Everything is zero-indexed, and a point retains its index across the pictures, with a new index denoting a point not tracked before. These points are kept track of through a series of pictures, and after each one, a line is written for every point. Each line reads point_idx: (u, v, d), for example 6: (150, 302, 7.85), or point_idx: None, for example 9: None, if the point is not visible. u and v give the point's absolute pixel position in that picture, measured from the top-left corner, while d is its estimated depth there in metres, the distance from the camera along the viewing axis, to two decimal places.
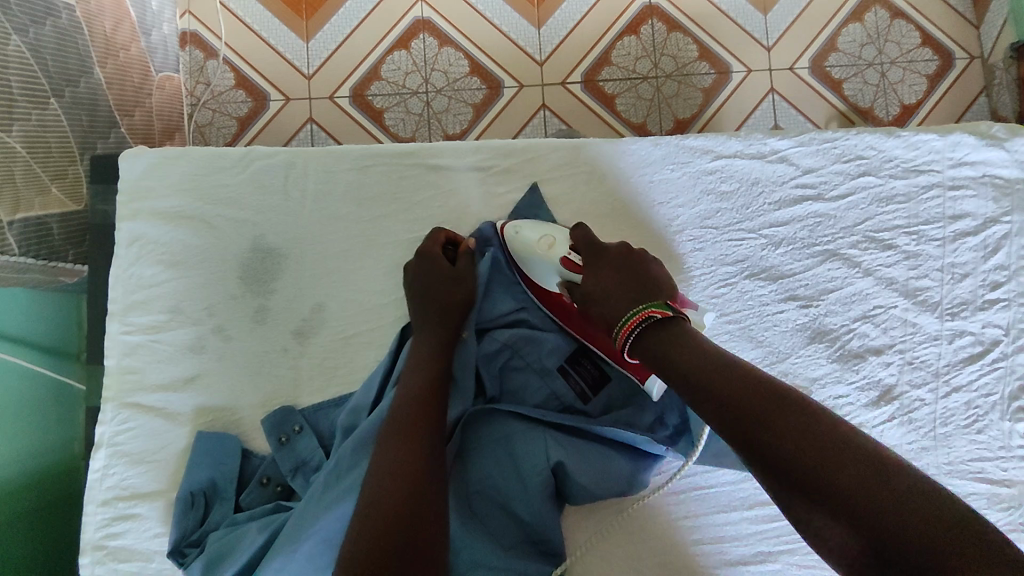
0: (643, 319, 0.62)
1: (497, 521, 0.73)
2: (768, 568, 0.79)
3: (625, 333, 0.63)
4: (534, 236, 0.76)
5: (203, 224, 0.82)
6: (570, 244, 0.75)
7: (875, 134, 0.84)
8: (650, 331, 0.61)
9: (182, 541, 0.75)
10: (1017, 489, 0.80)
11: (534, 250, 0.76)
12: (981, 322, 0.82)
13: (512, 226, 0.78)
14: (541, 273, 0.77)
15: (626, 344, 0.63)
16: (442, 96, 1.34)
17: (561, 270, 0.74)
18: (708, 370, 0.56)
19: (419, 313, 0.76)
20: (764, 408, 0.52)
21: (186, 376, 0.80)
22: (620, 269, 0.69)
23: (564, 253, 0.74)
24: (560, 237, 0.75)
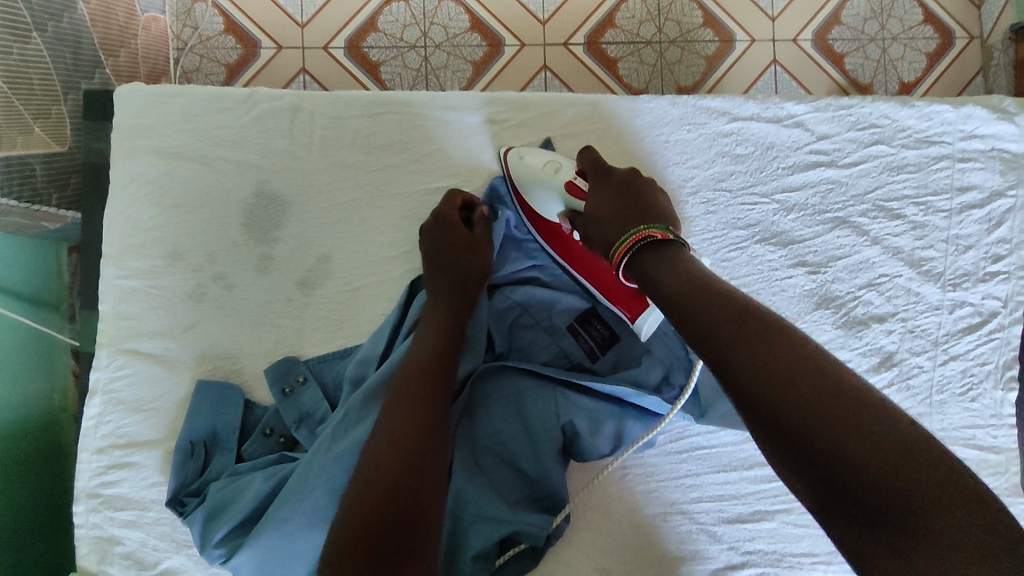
0: (638, 241, 0.62)
1: (503, 477, 0.73)
2: (763, 526, 0.81)
3: (620, 254, 0.63)
4: (539, 163, 0.76)
5: (204, 167, 0.79)
6: (575, 170, 0.75)
7: (890, 103, 0.84)
8: (648, 251, 0.61)
9: (181, 491, 0.74)
10: (1004, 455, 0.82)
11: (537, 174, 0.76)
12: (981, 294, 0.84)
13: (517, 153, 0.78)
14: (543, 199, 0.76)
15: (620, 264, 0.63)
16: (441, 52, 1.30)
17: (563, 194, 0.74)
18: (709, 307, 0.54)
19: (432, 273, 0.74)
20: (761, 348, 0.50)
21: (185, 324, 0.78)
22: (622, 192, 0.69)
23: (570, 176, 0.74)
24: (566, 164, 0.75)
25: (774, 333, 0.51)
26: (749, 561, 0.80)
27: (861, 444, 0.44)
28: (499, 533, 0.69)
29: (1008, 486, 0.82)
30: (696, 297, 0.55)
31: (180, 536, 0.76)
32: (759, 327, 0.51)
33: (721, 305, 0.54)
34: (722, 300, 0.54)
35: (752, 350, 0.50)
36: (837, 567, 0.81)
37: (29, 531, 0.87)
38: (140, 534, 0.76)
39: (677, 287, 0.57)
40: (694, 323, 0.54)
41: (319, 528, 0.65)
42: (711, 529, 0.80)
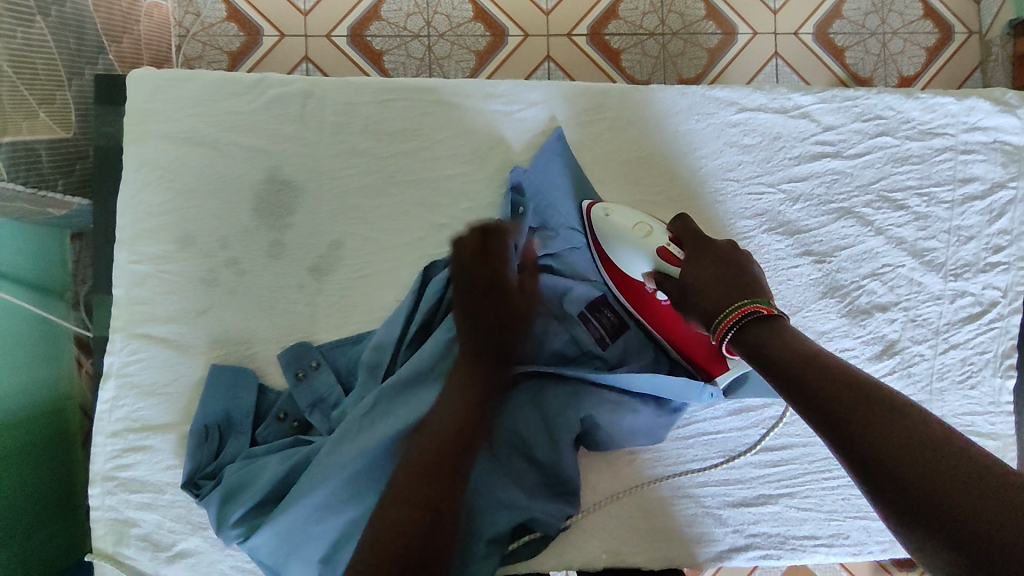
0: (745, 314, 0.55)
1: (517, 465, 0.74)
2: (767, 510, 0.83)
3: (725, 328, 0.56)
4: (630, 223, 0.73)
5: (216, 153, 0.80)
6: (669, 236, 0.70)
7: (894, 95, 0.86)
8: (753, 325, 0.55)
9: (196, 473, 0.75)
10: (1000, 441, 0.85)
11: (628, 235, 0.73)
12: (982, 283, 0.85)
13: (603, 208, 0.76)
14: (629, 259, 0.73)
15: (723, 340, 0.57)
16: (445, 41, 1.31)
17: (655, 260, 0.70)
18: (830, 386, 0.49)
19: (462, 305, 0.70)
20: (895, 435, 0.44)
21: (198, 309, 0.79)
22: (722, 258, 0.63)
23: (663, 242, 0.70)
24: (658, 228, 0.72)
25: (909, 421, 0.45)
26: (753, 544, 0.82)
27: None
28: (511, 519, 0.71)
29: None
30: (812, 373, 0.50)
31: (196, 519, 0.77)
32: (890, 411, 0.46)
33: (846, 386, 0.48)
34: (844, 379, 0.49)
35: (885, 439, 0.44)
36: (838, 550, 0.83)
37: (38, 518, 0.87)
38: (155, 517, 0.76)
39: (787, 360, 0.52)
40: (808, 400, 0.49)
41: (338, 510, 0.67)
42: (716, 512, 0.82)
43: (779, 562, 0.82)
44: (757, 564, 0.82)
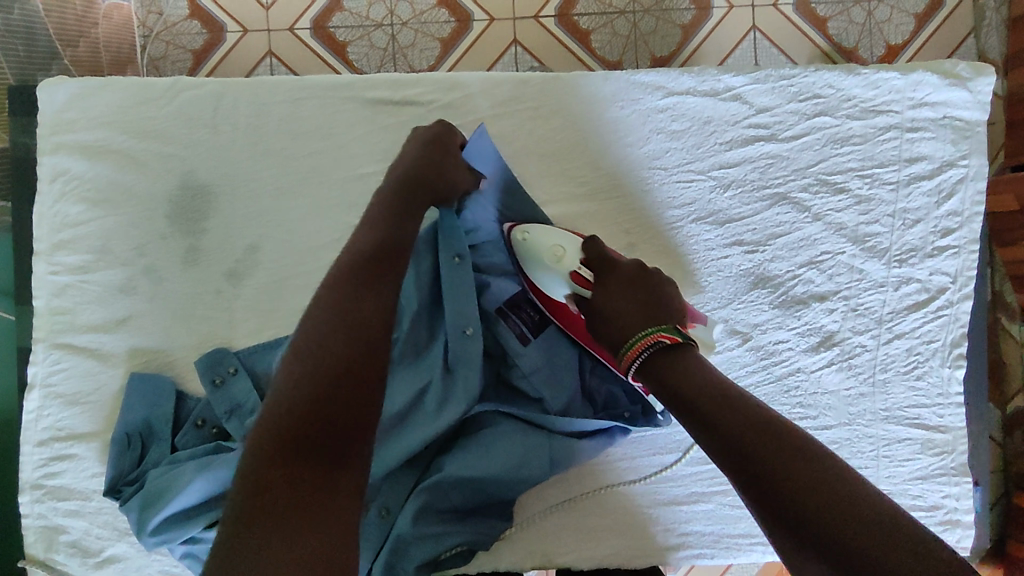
0: (651, 344, 0.61)
1: (458, 493, 0.73)
2: (700, 508, 0.80)
3: (631, 357, 0.62)
4: (544, 245, 0.73)
5: (130, 160, 0.79)
6: (580, 257, 0.72)
7: (834, 72, 0.80)
8: (660, 354, 0.60)
9: (120, 480, 0.75)
10: (951, 435, 0.81)
11: (541, 258, 0.74)
12: (929, 269, 0.81)
13: (519, 230, 0.75)
14: (548, 283, 0.75)
15: (631, 369, 0.62)
16: (409, 30, 1.28)
17: (570, 284, 0.72)
18: (733, 417, 0.53)
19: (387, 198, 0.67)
20: (787, 460, 0.49)
21: (118, 318, 0.79)
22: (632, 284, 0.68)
23: (575, 267, 0.72)
24: (571, 249, 0.73)
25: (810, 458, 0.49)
26: (686, 543, 0.80)
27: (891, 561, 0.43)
28: (443, 541, 0.72)
29: (955, 466, 0.80)
30: (717, 405, 0.54)
31: (121, 525, 0.78)
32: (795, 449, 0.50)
33: (742, 414, 0.53)
34: (741, 409, 0.53)
35: (783, 465, 0.49)
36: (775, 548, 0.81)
37: None
38: (83, 523, 0.78)
39: (687, 386, 0.57)
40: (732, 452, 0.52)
41: None
42: (645, 511, 0.80)
43: (713, 560, 0.80)
44: (691, 563, 0.80)
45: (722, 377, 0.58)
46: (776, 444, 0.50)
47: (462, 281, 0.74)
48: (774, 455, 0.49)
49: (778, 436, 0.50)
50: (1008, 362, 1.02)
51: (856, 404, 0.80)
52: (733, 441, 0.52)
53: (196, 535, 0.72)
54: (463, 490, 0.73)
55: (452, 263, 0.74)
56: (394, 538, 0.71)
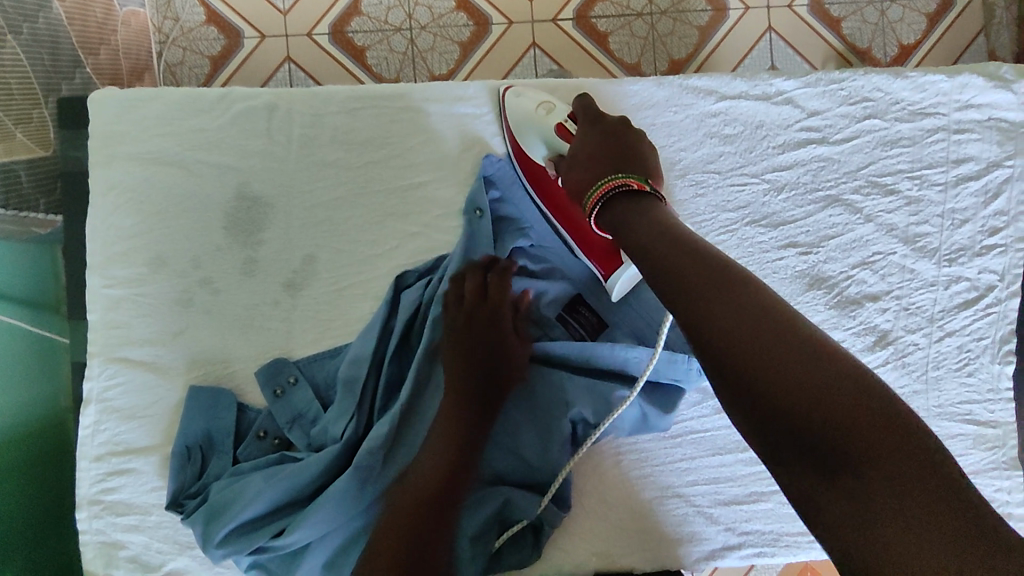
0: (613, 190, 0.62)
1: (506, 464, 0.75)
2: (760, 507, 0.81)
3: (595, 202, 0.63)
4: (532, 104, 0.75)
5: (183, 171, 0.78)
6: (568, 113, 0.74)
7: (883, 75, 0.82)
8: (621, 201, 0.62)
9: (180, 494, 0.75)
10: (1002, 429, 0.82)
11: (529, 117, 0.75)
12: (978, 268, 0.82)
13: (514, 91, 0.78)
14: (530, 139, 0.76)
15: (593, 213, 0.64)
16: (428, 34, 1.26)
17: (550, 136, 0.74)
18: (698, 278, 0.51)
19: (456, 358, 0.74)
20: (748, 326, 0.47)
21: (173, 330, 0.78)
22: (607, 144, 0.69)
23: (560, 120, 0.73)
24: (559, 107, 0.75)
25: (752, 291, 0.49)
26: (746, 542, 0.81)
27: (849, 427, 0.41)
28: (484, 512, 0.72)
29: (1006, 460, 0.82)
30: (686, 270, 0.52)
31: (183, 538, 0.76)
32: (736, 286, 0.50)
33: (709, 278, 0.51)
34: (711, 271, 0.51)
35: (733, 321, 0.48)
36: None
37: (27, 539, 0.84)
38: (143, 538, 0.76)
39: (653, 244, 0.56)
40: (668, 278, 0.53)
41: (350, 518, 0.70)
42: (705, 510, 0.81)
43: (774, 558, 0.81)
44: (752, 562, 0.81)
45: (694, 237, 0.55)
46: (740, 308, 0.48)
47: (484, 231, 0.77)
48: (739, 320, 0.47)
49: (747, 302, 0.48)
50: None
51: (910, 401, 0.81)
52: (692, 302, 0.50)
53: (262, 546, 0.70)
54: (513, 467, 0.75)
55: (475, 217, 0.77)
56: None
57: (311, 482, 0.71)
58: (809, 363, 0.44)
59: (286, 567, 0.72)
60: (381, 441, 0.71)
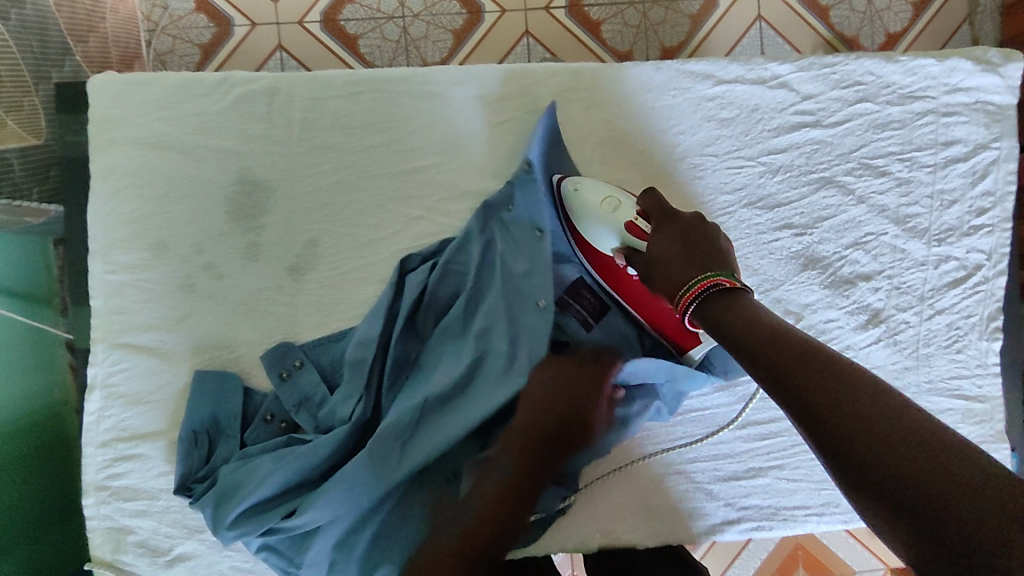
0: (708, 287, 0.58)
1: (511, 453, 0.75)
2: (758, 483, 0.83)
3: (687, 302, 0.59)
4: (597, 197, 0.72)
5: (185, 156, 0.78)
6: (637, 210, 0.70)
7: (875, 59, 0.83)
8: (716, 298, 0.57)
9: (188, 478, 0.75)
10: (989, 404, 0.85)
11: (595, 211, 0.72)
12: (966, 247, 0.85)
13: (573, 182, 0.75)
14: (598, 234, 0.72)
15: (685, 314, 0.59)
16: (421, 22, 1.26)
17: (621, 234, 0.70)
18: (818, 378, 0.48)
19: (533, 407, 0.69)
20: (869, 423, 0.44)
21: (178, 315, 0.78)
22: (679, 233, 0.64)
23: (632, 217, 0.69)
24: (627, 201, 0.71)
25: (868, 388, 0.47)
26: (744, 516, 0.83)
27: (1018, 534, 0.37)
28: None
29: (993, 433, 0.85)
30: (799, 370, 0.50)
31: (192, 523, 0.77)
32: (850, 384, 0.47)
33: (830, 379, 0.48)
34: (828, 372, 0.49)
35: (852, 422, 0.45)
36: (829, 518, 0.84)
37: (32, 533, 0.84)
38: (151, 523, 0.77)
39: (763, 342, 0.53)
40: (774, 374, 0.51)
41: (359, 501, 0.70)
42: (704, 486, 0.83)
43: (771, 532, 0.83)
44: (750, 535, 0.83)
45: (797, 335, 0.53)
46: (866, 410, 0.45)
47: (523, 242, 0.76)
48: (863, 421, 0.45)
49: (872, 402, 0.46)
50: None
51: (901, 377, 0.84)
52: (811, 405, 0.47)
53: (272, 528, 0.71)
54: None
55: (537, 238, 0.74)
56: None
57: (321, 463, 0.72)
58: (955, 471, 0.40)
59: (298, 548, 0.73)
60: (398, 430, 0.70)
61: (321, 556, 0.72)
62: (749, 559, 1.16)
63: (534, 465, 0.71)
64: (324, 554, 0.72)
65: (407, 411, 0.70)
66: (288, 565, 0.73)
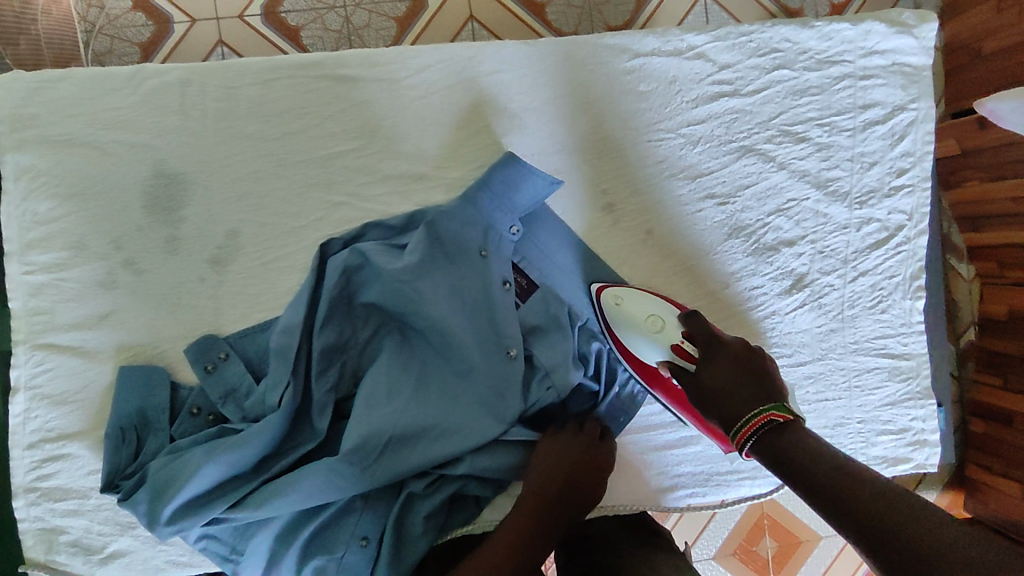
0: (764, 422, 0.62)
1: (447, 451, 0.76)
2: (688, 450, 0.85)
3: (744, 436, 0.63)
4: (641, 314, 0.77)
5: (98, 152, 0.77)
6: (682, 331, 0.75)
7: (790, 26, 0.83)
8: (770, 433, 0.62)
9: (115, 476, 0.74)
10: (914, 361, 0.87)
11: (640, 327, 0.77)
12: (887, 209, 0.86)
13: (613, 293, 0.79)
14: (642, 348, 0.77)
15: (743, 447, 0.63)
16: (363, 11, 1.17)
17: (669, 353, 0.75)
18: (897, 528, 0.51)
19: (557, 460, 0.74)
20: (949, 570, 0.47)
21: (101, 313, 0.77)
22: (739, 362, 0.68)
23: (678, 340, 0.75)
24: (670, 321, 0.76)
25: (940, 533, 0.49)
26: (679, 484, 0.84)
27: None
28: (439, 496, 0.75)
29: (920, 388, 0.87)
30: (868, 509, 0.53)
31: (123, 519, 0.77)
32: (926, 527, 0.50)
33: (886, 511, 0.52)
34: (886, 499, 0.53)
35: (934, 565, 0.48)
36: (762, 481, 0.86)
37: None
38: (83, 522, 0.76)
39: (829, 483, 0.56)
40: (850, 518, 0.54)
41: (286, 496, 0.69)
42: (638, 456, 0.84)
43: (705, 498, 0.85)
44: (684, 502, 0.85)
45: (870, 473, 0.57)
46: (946, 550, 0.48)
47: (475, 267, 0.77)
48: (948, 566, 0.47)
49: (950, 534, 0.49)
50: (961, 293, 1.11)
51: (828, 339, 0.85)
52: (907, 572, 0.49)
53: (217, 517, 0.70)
54: (464, 449, 0.74)
55: (503, 290, 0.77)
56: (405, 494, 0.74)
57: (254, 455, 0.71)
58: None
59: (241, 535, 0.73)
60: (367, 448, 0.71)
61: (262, 545, 0.72)
62: (716, 531, 1.17)
63: (552, 518, 0.72)
64: (264, 542, 0.72)
65: (375, 430, 0.71)
66: (230, 553, 0.73)
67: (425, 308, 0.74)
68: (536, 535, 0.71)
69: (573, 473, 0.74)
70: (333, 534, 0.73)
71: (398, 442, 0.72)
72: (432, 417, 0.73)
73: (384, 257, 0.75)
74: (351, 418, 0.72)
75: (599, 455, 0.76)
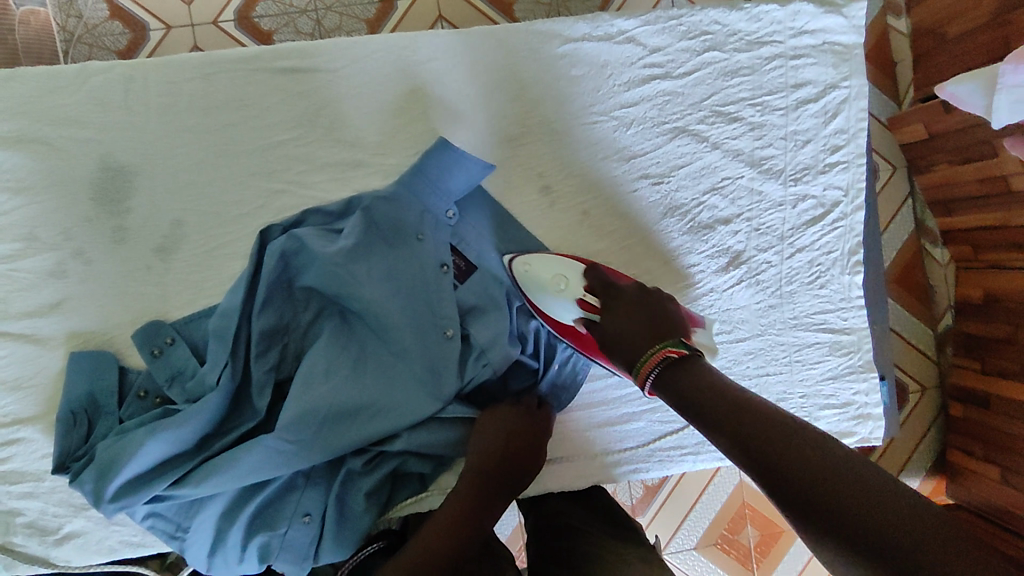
0: (662, 358, 0.67)
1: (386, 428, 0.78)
2: (632, 427, 0.86)
3: (647, 370, 0.68)
4: (546, 275, 0.79)
5: (45, 147, 0.80)
6: (583, 284, 0.78)
7: (719, 8, 0.85)
8: (667, 369, 0.66)
9: (67, 457, 0.76)
10: (856, 335, 0.88)
11: (547, 289, 0.79)
12: (822, 185, 0.87)
13: (522, 262, 0.81)
14: (554, 310, 0.79)
15: (645, 384, 0.68)
16: (334, 14, 1.16)
17: (579, 309, 0.77)
18: (776, 445, 0.56)
19: (493, 435, 0.75)
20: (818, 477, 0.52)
21: (53, 302, 0.80)
22: (640, 308, 0.73)
23: (582, 293, 0.77)
24: (573, 277, 0.79)
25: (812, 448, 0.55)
26: (623, 459, 0.86)
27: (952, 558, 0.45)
28: (378, 473, 0.77)
29: (863, 362, 0.88)
30: (757, 428, 0.58)
31: (76, 500, 0.80)
32: (802, 443, 0.55)
33: (831, 478, 0.52)
34: (801, 443, 0.55)
35: (806, 473, 0.53)
36: (705, 456, 0.88)
37: None
38: (38, 504, 0.79)
39: (721, 407, 0.61)
40: (736, 437, 0.58)
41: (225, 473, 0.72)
42: (582, 433, 0.86)
43: (648, 473, 0.87)
44: (629, 477, 0.87)
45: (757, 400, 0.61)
46: (820, 464, 0.53)
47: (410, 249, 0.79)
48: (818, 475, 0.53)
49: (826, 452, 0.54)
50: (936, 277, 1.16)
51: (767, 315, 0.87)
52: (783, 478, 0.54)
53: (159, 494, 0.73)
54: (401, 424, 0.76)
55: (440, 272, 0.79)
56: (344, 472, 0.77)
57: (195, 432, 0.73)
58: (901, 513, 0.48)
59: (187, 513, 0.75)
60: (304, 424, 0.73)
61: (206, 523, 0.73)
62: (698, 520, 1.16)
63: (491, 489, 0.73)
64: (208, 521, 0.74)
65: (313, 408, 0.74)
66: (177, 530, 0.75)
67: (360, 290, 0.76)
68: (478, 504, 0.72)
69: (509, 448, 0.75)
70: (275, 513, 0.75)
71: (333, 419, 0.74)
72: (368, 394, 0.75)
73: (320, 241, 0.77)
74: (290, 397, 0.74)
75: (536, 428, 0.77)
